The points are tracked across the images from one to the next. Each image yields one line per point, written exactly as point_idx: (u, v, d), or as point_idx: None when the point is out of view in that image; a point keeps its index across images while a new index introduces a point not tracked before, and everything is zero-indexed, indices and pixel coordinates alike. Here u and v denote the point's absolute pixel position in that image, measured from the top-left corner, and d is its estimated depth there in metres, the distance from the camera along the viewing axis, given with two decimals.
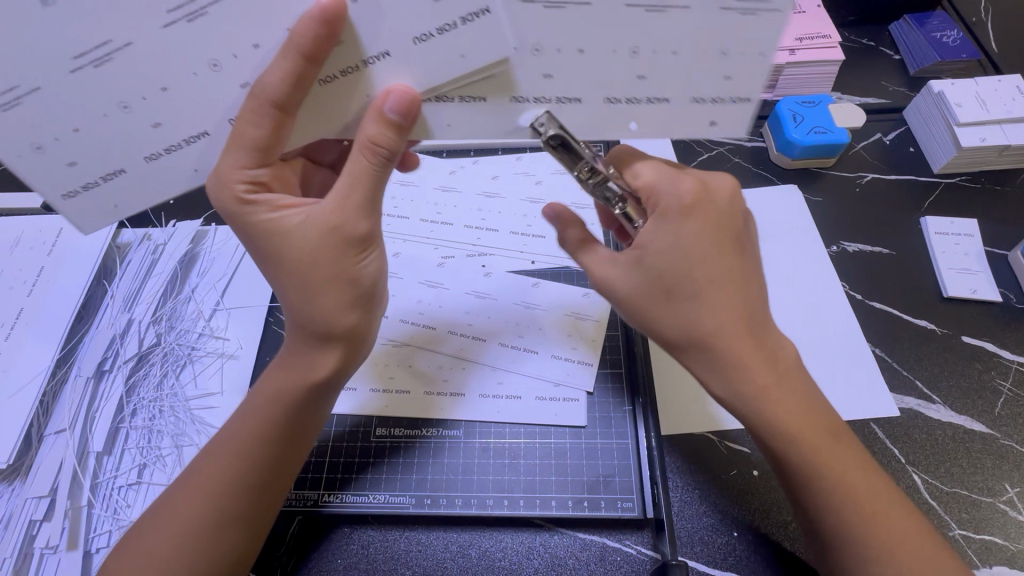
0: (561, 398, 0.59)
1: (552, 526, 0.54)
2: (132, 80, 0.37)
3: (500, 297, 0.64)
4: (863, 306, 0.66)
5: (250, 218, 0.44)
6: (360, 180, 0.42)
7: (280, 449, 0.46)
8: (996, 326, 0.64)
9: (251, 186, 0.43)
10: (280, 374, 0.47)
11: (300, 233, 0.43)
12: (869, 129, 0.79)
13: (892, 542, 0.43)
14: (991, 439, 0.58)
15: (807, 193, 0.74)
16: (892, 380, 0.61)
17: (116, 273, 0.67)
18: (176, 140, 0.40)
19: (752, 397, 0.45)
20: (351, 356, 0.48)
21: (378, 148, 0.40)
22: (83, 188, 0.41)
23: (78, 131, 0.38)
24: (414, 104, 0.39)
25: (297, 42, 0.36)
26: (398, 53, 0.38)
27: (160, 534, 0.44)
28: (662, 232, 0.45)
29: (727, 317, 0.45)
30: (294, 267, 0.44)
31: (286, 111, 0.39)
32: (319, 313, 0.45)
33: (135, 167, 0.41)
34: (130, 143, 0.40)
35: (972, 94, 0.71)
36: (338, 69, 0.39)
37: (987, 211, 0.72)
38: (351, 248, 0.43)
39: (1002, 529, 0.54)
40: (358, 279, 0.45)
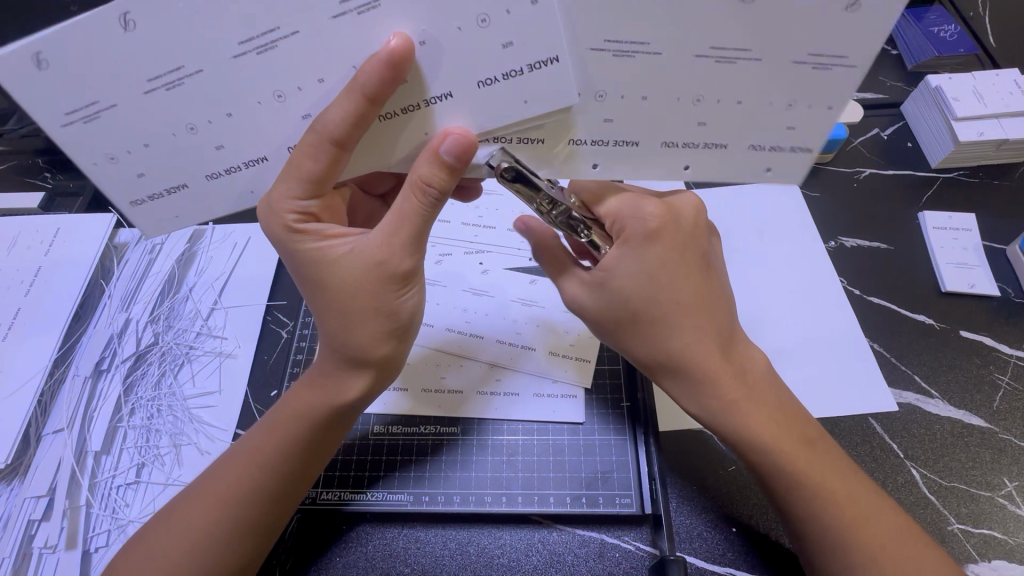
0: (558, 394, 0.59)
1: (551, 523, 0.54)
2: (204, 104, 0.38)
3: (498, 295, 0.64)
4: (861, 301, 0.66)
5: (295, 246, 0.45)
6: (407, 219, 0.42)
7: (302, 464, 0.47)
8: (994, 320, 0.64)
9: (301, 216, 0.44)
10: (308, 392, 0.49)
11: (346, 266, 0.44)
12: (866, 124, 0.79)
13: (881, 540, 0.43)
14: (989, 434, 0.58)
15: (804, 189, 0.74)
16: (891, 375, 0.61)
17: (114, 273, 0.67)
18: (237, 162, 0.41)
19: (721, 413, 0.46)
20: (380, 380, 0.49)
21: (428, 188, 0.40)
22: (150, 198, 0.42)
23: (148, 146, 0.39)
24: (470, 149, 0.39)
25: (361, 82, 0.35)
26: (462, 96, 0.38)
27: (172, 541, 0.44)
28: (627, 259, 0.46)
29: (696, 337, 0.46)
30: (336, 297, 0.45)
31: (345, 148, 0.39)
32: (352, 340, 0.46)
33: (198, 184, 0.42)
34: (192, 160, 0.40)
35: (970, 89, 0.71)
36: (399, 107, 0.39)
37: (985, 205, 0.71)
38: (392, 284, 0.45)
39: (1001, 522, 0.54)
40: (396, 313, 0.46)
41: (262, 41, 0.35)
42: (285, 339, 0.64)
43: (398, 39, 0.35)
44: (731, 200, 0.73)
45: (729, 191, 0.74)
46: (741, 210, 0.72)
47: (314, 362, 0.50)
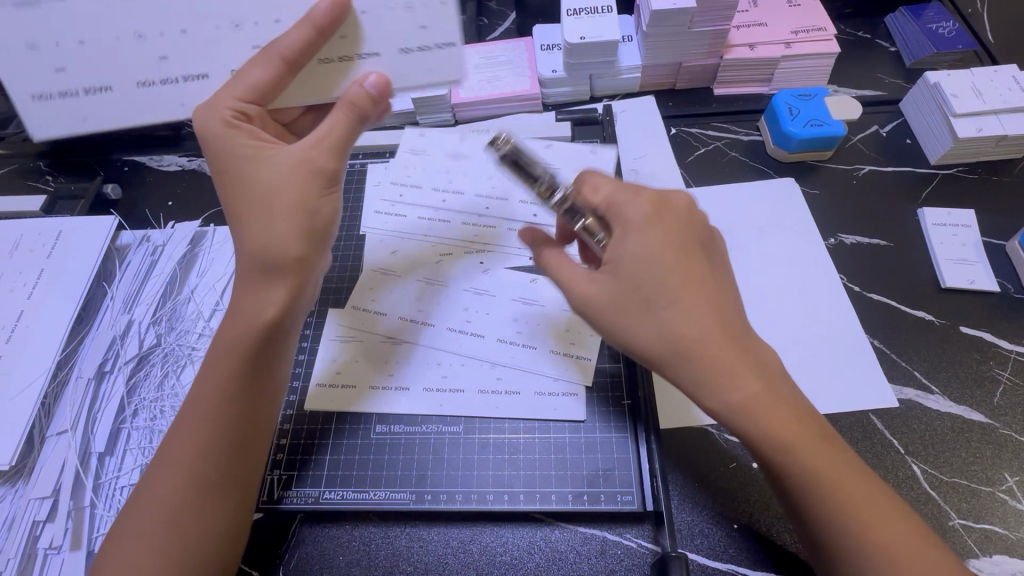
0: (559, 392, 0.59)
1: (552, 521, 0.54)
2: (161, 18, 0.46)
3: (498, 294, 0.64)
4: (861, 297, 0.66)
5: (225, 143, 0.46)
6: (332, 131, 0.47)
7: (246, 397, 0.47)
8: (994, 316, 0.64)
9: (238, 115, 0.46)
10: (226, 333, 0.48)
11: (270, 166, 0.47)
12: (866, 121, 0.79)
13: (895, 546, 0.42)
14: (990, 429, 0.58)
15: (804, 186, 0.74)
16: (891, 371, 0.61)
17: (116, 275, 0.68)
18: (172, 77, 0.47)
19: (739, 411, 0.44)
20: (303, 288, 0.49)
21: (354, 108, 0.46)
22: (60, 96, 0.47)
23: (82, 43, 0.46)
24: (387, 87, 0.46)
25: (309, 15, 0.44)
26: (386, 54, 0.47)
27: (144, 518, 0.44)
28: (630, 240, 0.48)
29: (704, 321, 0.45)
30: (263, 196, 0.46)
31: (292, 68, 0.45)
32: (269, 241, 0.46)
33: (128, 91, 0.47)
34: (131, 67, 0.46)
35: (968, 85, 0.71)
36: (336, 55, 0.47)
37: (984, 201, 0.72)
38: (318, 183, 0.47)
39: (1002, 518, 0.54)
40: (318, 213, 0.47)
41: None
42: None
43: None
44: (731, 198, 0.73)
45: (729, 188, 0.74)
46: (741, 208, 0.72)
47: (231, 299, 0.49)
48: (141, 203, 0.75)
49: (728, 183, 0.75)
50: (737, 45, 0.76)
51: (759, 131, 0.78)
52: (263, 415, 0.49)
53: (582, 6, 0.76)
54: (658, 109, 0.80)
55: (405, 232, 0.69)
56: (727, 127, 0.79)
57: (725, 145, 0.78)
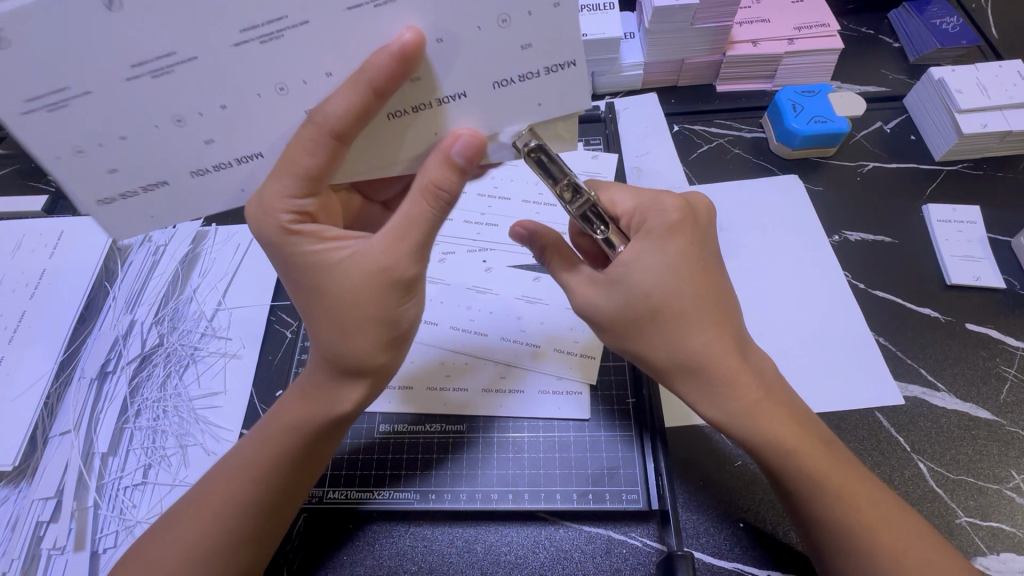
0: (564, 391, 0.59)
1: (558, 520, 0.53)
2: (194, 95, 0.37)
3: (501, 293, 0.64)
4: (866, 295, 0.66)
5: (292, 249, 0.44)
6: (417, 224, 0.42)
7: (298, 475, 0.47)
8: (1000, 313, 0.64)
9: (297, 216, 0.43)
10: (298, 404, 0.48)
11: (343, 270, 0.43)
12: (870, 117, 0.78)
13: (893, 542, 0.43)
14: (996, 426, 0.58)
15: (808, 183, 0.74)
16: (896, 368, 0.61)
17: (118, 276, 0.67)
18: (224, 159, 0.40)
19: (737, 418, 0.46)
20: (374, 391, 0.49)
21: (439, 191, 0.40)
22: (120, 198, 0.41)
23: (126, 138, 0.38)
24: (480, 148, 0.39)
25: (371, 78, 0.35)
26: (474, 94, 0.39)
27: (174, 550, 0.44)
28: (647, 251, 0.45)
29: (711, 336, 0.46)
30: (337, 307, 0.44)
31: (343, 143, 0.39)
32: (346, 349, 0.45)
33: (182, 181, 0.41)
34: (180, 156, 0.40)
35: (973, 80, 0.70)
36: (408, 106, 0.39)
37: (990, 198, 0.71)
38: (395, 293, 0.43)
39: (1009, 516, 0.53)
40: (397, 322, 0.45)
41: (270, 31, 0.35)
42: (289, 340, 0.64)
43: (411, 32, 0.35)
44: (736, 195, 0.73)
45: (733, 186, 0.73)
46: (745, 206, 0.72)
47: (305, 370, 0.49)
48: None
49: (732, 181, 0.74)
50: (739, 41, 0.76)
51: (762, 128, 0.78)
52: (308, 489, 0.48)
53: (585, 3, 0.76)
54: (661, 106, 0.80)
55: None
56: (730, 123, 0.79)
57: (728, 142, 0.77)
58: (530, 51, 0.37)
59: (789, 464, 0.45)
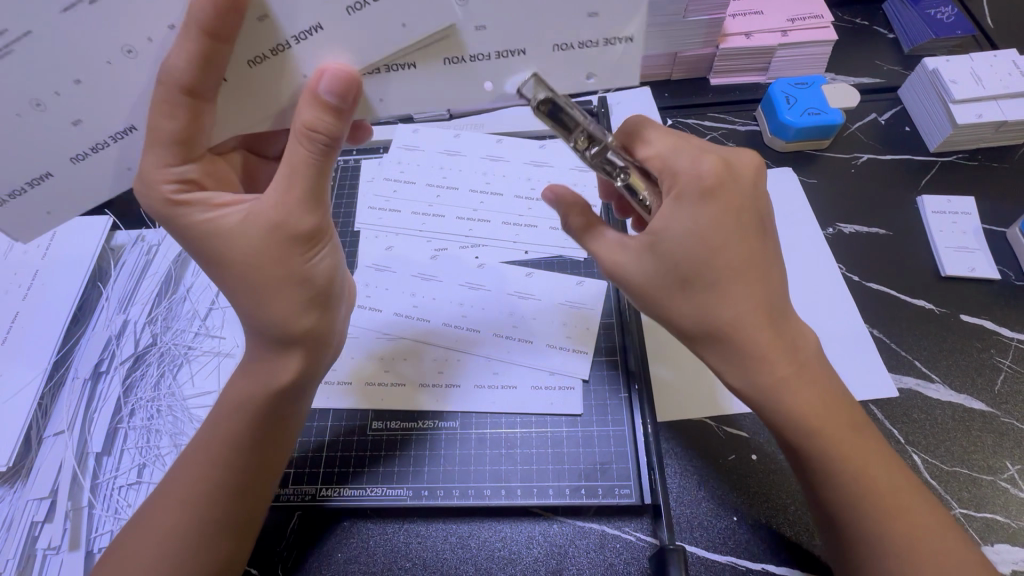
0: (557, 386, 0.59)
1: (551, 515, 0.54)
2: (35, 77, 0.37)
3: (493, 288, 0.64)
4: (860, 287, 0.65)
5: (181, 220, 0.43)
6: (301, 169, 0.42)
7: (257, 454, 0.47)
8: (995, 304, 0.64)
9: (179, 185, 0.43)
10: (242, 381, 0.48)
11: (237, 229, 0.43)
12: (864, 109, 0.78)
13: (893, 540, 0.43)
14: (991, 418, 0.57)
15: (801, 176, 0.74)
16: (890, 361, 0.61)
17: (111, 276, 0.67)
18: (98, 139, 0.41)
19: (765, 390, 0.45)
20: (315, 359, 0.49)
21: (315, 134, 0.40)
22: (25, 189, 0.42)
23: None
24: (352, 82, 0.39)
25: (199, 18, 0.35)
26: (329, 24, 0.38)
27: (143, 540, 0.44)
28: (680, 216, 0.44)
29: (746, 306, 0.44)
30: (249, 271, 0.44)
31: (202, 90, 0.38)
32: (278, 317, 0.45)
33: (63, 168, 0.41)
34: (47, 147, 0.40)
35: (967, 70, 0.70)
36: (258, 46, 0.38)
37: (985, 188, 0.71)
38: (298, 244, 0.44)
39: (1004, 507, 0.53)
40: (311, 277, 0.46)
41: None
42: None
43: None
44: None
45: None
46: None
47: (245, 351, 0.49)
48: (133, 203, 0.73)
49: None
50: (732, 34, 0.75)
51: (756, 121, 0.78)
52: (272, 469, 0.48)
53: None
54: (654, 100, 0.80)
55: (399, 227, 0.68)
56: (724, 117, 0.78)
57: (722, 135, 0.77)
58: (485, 33, 0.40)
59: (807, 446, 0.45)
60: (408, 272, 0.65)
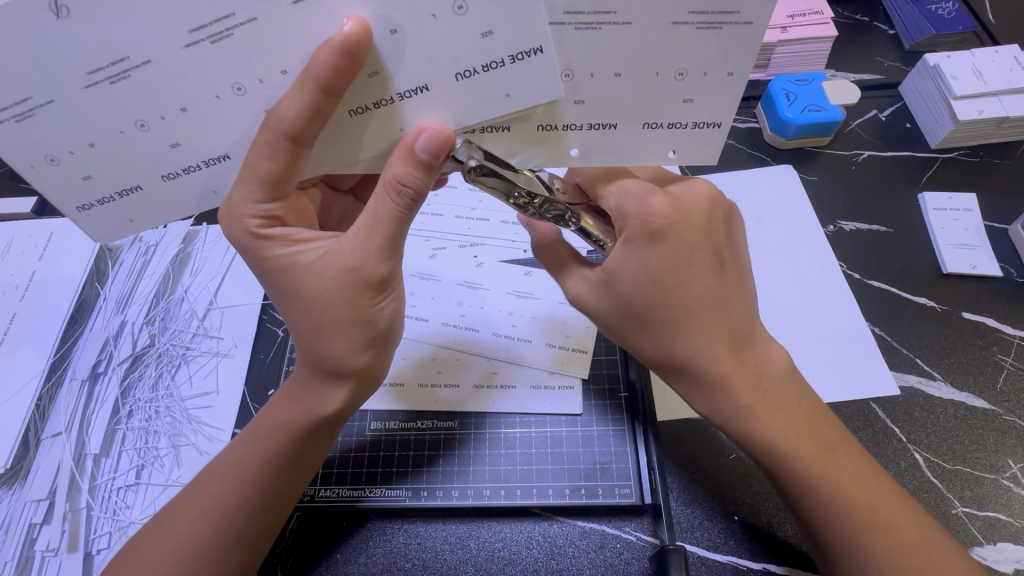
0: (557, 385, 0.59)
1: (551, 516, 0.53)
2: (142, 103, 0.36)
3: (492, 288, 0.64)
4: (861, 285, 0.65)
5: (263, 253, 0.44)
6: (380, 219, 0.41)
7: (289, 475, 0.47)
8: (997, 301, 0.63)
9: (265, 220, 0.43)
10: (283, 405, 0.48)
11: (314, 270, 0.43)
12: (864, 105, 0.78)
13: (893, 540, 0.43)
14: (993, 416, 0.57)
15: (802, 173, 0.73)
16: (892, 359, 0.60)
17: (108, 276, 0.67)
18: (193, 162, 0.40)
19: (736, 418, 0.46)
20: (361, 393, 0.49)
21: (403, 188, 0.39)
22: (98, 203, 0.40)
23: (34, 165, 0.37)
24: (447, 144, 0.37)
25: (314, 76, 0.34)
26: (438, 87, 0.37)
27: (161, 547, 0.44)
28: (632, 257, 0.44)
29: (706, 339, 0.45)
30: (314, 305, 0.43)
31: (302, 146, 0.38)
32: (331, 353, 0.45)
33: (154, 184, 0.40)
34: (146, 162, 0.39)
35: (968, 66, 0.69)
36: (367, 102, 0.38)
37: (987, 184, 0.70)
38: (366, 289, 0.43)
39: (1006, 505, 0.53)
40: (373, 321, 0.45)
41: (218, 30, 0.34)
42: (282, 338, 0.63)
43: (353, 24, 0.33)
44: (731, 187, 0.72)
45: (726, 177, 0.73)
46: (739, 197, 0.71)
47: (293, 374, 0.49)
48: None
49: (726, 172, 0.73)
50: None
51: (756, 118, 0.77)
52: (299, 490, 0.48)
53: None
54: None
55: None
56: None
57: None
58: (584, 106, 0.39)
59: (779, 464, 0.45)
60: (407, 272, 0.65)
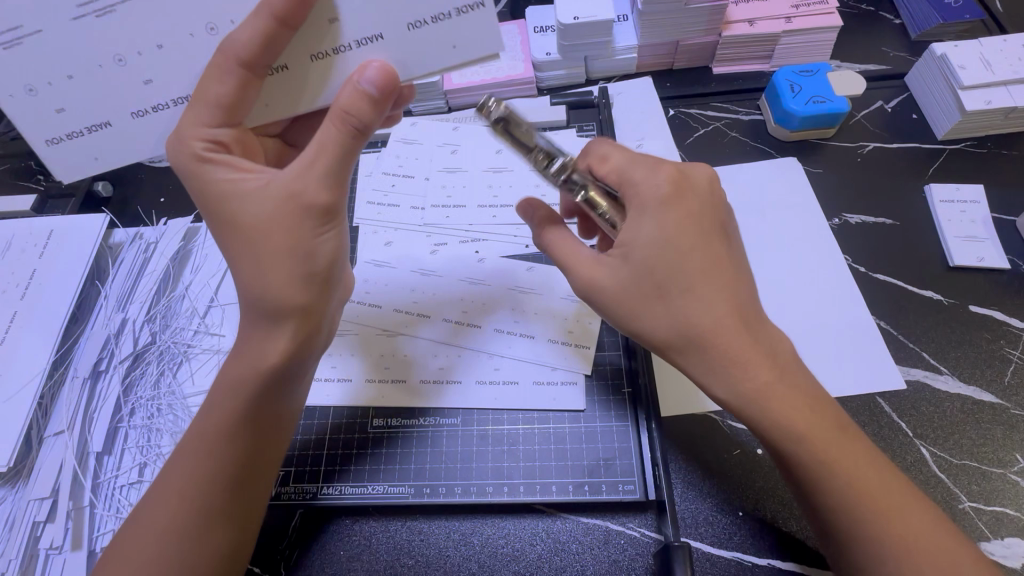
0: (560, 381, 0.58)
1: (554, 512, 0.53)
2: (41, 62, 0.40)
3: (493, 283, 0.63)
4: (867, 278, 0.64)
5: (208, 180, 0.43)
6: (327, 150, 0.42)
7: (242, 443, 0.45)
8: (1005, 294, 0.63)
9: (212, 145, 0.43)
10: (235, 360, 0.46)
11: (257, 202, 0.43)
12: (869, 97, 0.77)
13: (902, 532, 0.40)
14: (1001, 410, 0.57)
15: (806, 165, 0.72)
16: (898, 352, 0.60)
17: (109, 274, 0.67)
18: (75, 128, 0.42)
19: (753, 398, 0.43)
20: (306, 337, 0.46)
21: (346, 116, 0.40)
22: (66, 137, 0.43)
23: (29, 87, 0.41)
24: (392, 79, 0.40)
25: (270, 4, 0.38)
26: None
27: (138, 544, 0.43)
28: (646, 224, 0.46)
29: (720, 309, 0.44)
30: (252, 233, 0.43)
31: (260, 71, 0.40)
32: (270, 288, 0.44)
33: (124, 123, 0.43)
34: (31, 125, 0.42)
35: (977, 55, 0.68)
36: None
37: (995, 176, 0.69)
38: (309, 212, 0.43)
39: (1013, 499, 0.53)
40: (316, 252, 0.44)
41: None
42: None
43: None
44: (733, 180, 0.71)
45: (728, 170, 0.72)
46: (743, 190, 0.70)
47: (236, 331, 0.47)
48: (132, 202, 0.73)
49: (728, 165, 0.72)
50: (736, 21, 0.74)
51: (759, 110, 0.76)
52: (258, 462, 0.46)
53: (552, 21, 0.78)
54: (657, 90, 0.78)
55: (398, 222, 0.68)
56: (728, 106, 0.77)
57: (725, 125, 0.76)
58: None
59: (791, 446, 0.43)
60: (408, 267, 0.65)
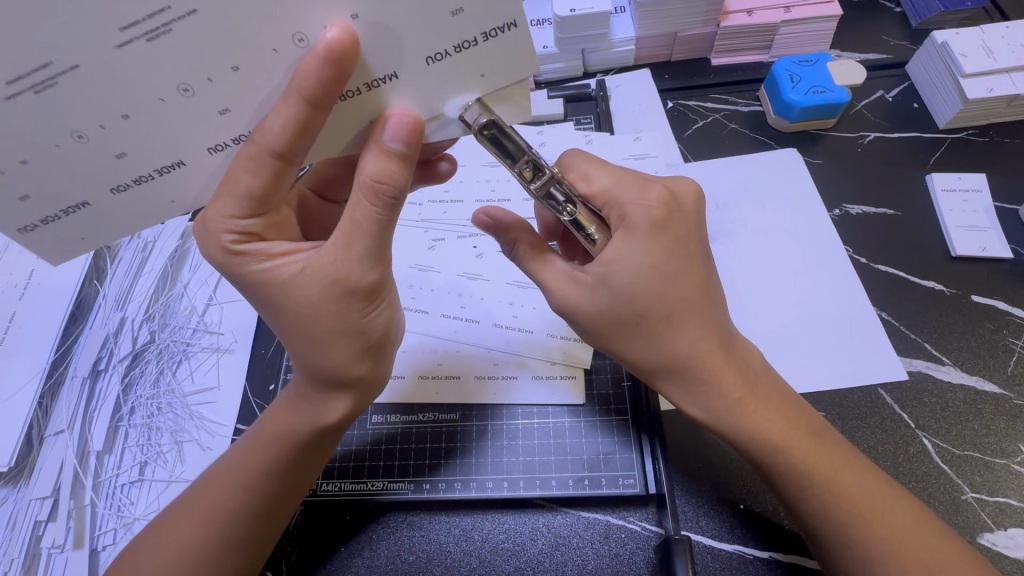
0: (558, 377, 0.58)
1: (555, 507, 0.53)
2: (95, 101, 0.32)
3: (492, 278, 0.63)
4: (868, 269, 0.64)
5: (240, 269, 0.42)
6: (361, 227, 0.39)
7: (288, 480, 0.46)
8: (1007, 283, 0.62)
9: (240, 236, 0.41)
10: (285, 413, 0.48)
11: (298, 285, 0.41)
12: (871, 86, 0.76)
13: (887, 535, 0.42)
14: (1003, 400, 0.56)
15: (807, 156, 0.72)
16: (900, 344, 0.59)
17: (107, 273, 0.67)
18: (146, 171, 0.37)
19: (729, 413, 0.45)
20: (363, 400, 0.49)
21: (381, 188, 0.38)
22: (133, 183, 0.37)
23: (127, 117, 0.34)
24: (415, 132, 0.37)
25: (302, 84, 0.33)
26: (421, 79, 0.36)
27: (158, 551, 0.44)
28: (630, 248, 0.43)
29: (700, 336, 0.45)
30: (301, 317, 0.42)
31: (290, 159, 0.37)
32: (326, 365, 0.44)
33: (198, 155, 0.37)
34: (95, 176, 0.36)
35: (978, 42, 0.67)
36: (361, 83, 0.36)
37: (997, 164, 0.69)
38: (359, 298, 0.42)
39: (1017, 490, 0.52)
40: (366, 331, 0.44)
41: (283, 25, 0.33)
42: None
43: (338, 32, 0.32)
44: (735, 171, 0.70)
45: (727, 162, 0.71)
46: (743, 182, 0.70)
47: (291, 383, 0.49)
48: None
49: (727, 157, 0.72)
50: (734, 11, 0.73)
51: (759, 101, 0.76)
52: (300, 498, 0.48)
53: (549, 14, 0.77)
54: (654, 82, 0.77)
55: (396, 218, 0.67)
56: (727, 97, 0.76)
57: (725, 117, 0.75)
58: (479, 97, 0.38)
59: (776, 451, 0.45)
60: (406, 264, 0.64)
